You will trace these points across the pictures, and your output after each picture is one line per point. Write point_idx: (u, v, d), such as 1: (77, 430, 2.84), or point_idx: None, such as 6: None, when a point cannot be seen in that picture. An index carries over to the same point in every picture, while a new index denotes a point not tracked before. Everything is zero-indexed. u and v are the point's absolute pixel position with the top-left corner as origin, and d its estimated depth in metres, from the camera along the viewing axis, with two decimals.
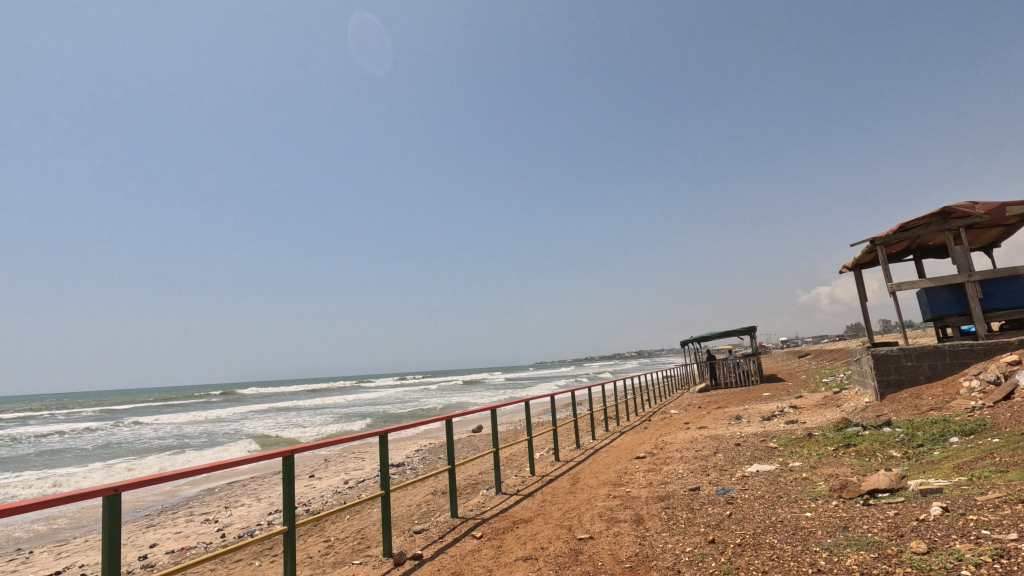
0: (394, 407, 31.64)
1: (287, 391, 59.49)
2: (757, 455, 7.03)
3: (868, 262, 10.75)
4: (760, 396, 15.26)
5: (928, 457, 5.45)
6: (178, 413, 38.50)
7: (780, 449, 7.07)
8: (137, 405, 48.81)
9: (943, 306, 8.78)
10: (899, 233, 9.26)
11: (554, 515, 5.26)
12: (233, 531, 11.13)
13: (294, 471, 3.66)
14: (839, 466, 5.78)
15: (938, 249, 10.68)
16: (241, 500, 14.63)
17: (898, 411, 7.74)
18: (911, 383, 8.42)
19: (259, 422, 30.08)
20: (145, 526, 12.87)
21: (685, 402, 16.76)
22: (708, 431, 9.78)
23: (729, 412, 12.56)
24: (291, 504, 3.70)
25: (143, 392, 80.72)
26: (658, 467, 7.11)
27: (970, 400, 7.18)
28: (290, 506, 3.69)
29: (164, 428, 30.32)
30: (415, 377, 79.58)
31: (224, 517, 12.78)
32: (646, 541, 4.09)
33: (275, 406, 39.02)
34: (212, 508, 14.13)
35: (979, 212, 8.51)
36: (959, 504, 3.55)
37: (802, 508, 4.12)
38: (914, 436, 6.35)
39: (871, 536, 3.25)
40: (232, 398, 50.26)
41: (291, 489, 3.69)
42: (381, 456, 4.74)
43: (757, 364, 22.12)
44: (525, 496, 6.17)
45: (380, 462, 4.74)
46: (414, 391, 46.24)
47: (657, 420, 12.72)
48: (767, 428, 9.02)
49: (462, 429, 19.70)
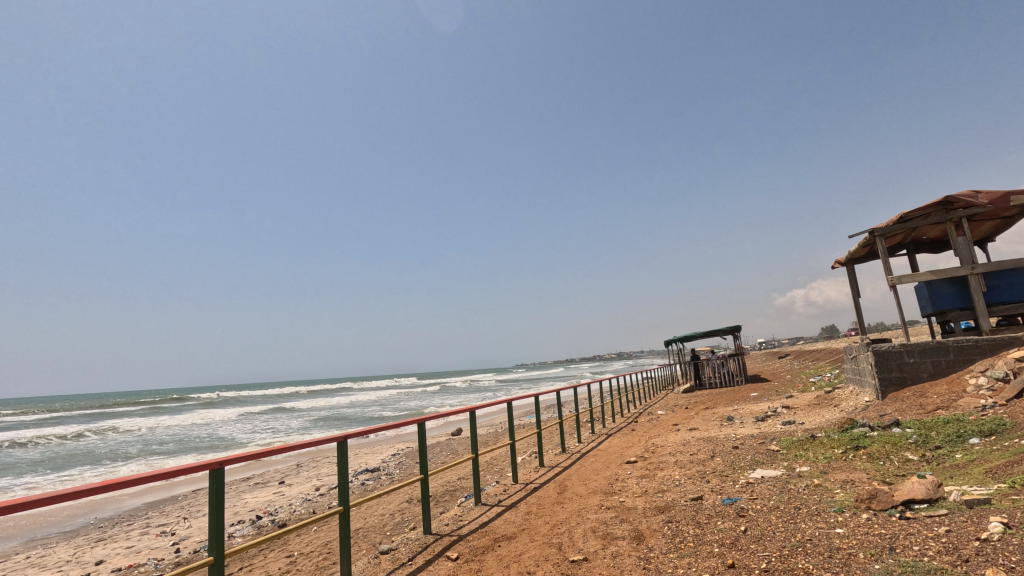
0: (371, 410, 30.76)
1: (263, 393, 57.89)
2: (759, 459, 6.47)
3: (862, 256, 10.39)
4: (748, 396, 14.85)
5: (951, 462, 4.94)
6: (145, 417, 36.97)
7: (783, 453, 6.53)
8: (103, 410, 46.86)
9: (945, 300, 8.38)
10: (899, 224, 8.85)
11: (540, 531, 4.62)
12: (189, 545, 10.26)
13: (223, 489, 2.96)
14: (852, 471, 5.27)
15: (932, 243, 10.36)
16: (203, 510, 13.67)
17: (903, 411, 7.26)
18: (914, 381, 7.97)
19: (230, 426, 28.83)
20: (94, 540, 11.87)
21: (671, 402, 16.29)
22: (700, 433, 9.23)
23: (718, 412, 12.08)
24: (219, 527, 2.99)
25: (111, 397, 77.77)
26: (652, 473, 6.54)
27: (979, 399, 6.75)
28: (219, 530, 2.97)
29: (129, 433, 28.89)
30: (394, 380, 78.30)
31: (182, 530, 11.83)
32: (651, 564, 3.47)
33: (249, 409, 37.65)
34: (170, 519, 13.15)
35: (982, 201, 8.20)
36: (1021, 519, 3.02)
37: (830, 523, 3.57)
38: (927, 438, 5.85)
39: (929, 562, 2.68)
40: (204, 402, 48.52)
41: (220, 511, 2.97)
42: (339, 465, 4.03)
43: (741, 364, 21.88)
44: (508, 508, 5.53)
45: (338, 472, 4.02)
46: (392, 394, 45.28)
47: (644, 422, 12.18)
48: (763, 429, 8.50)
49: (441, 433, 18.97)
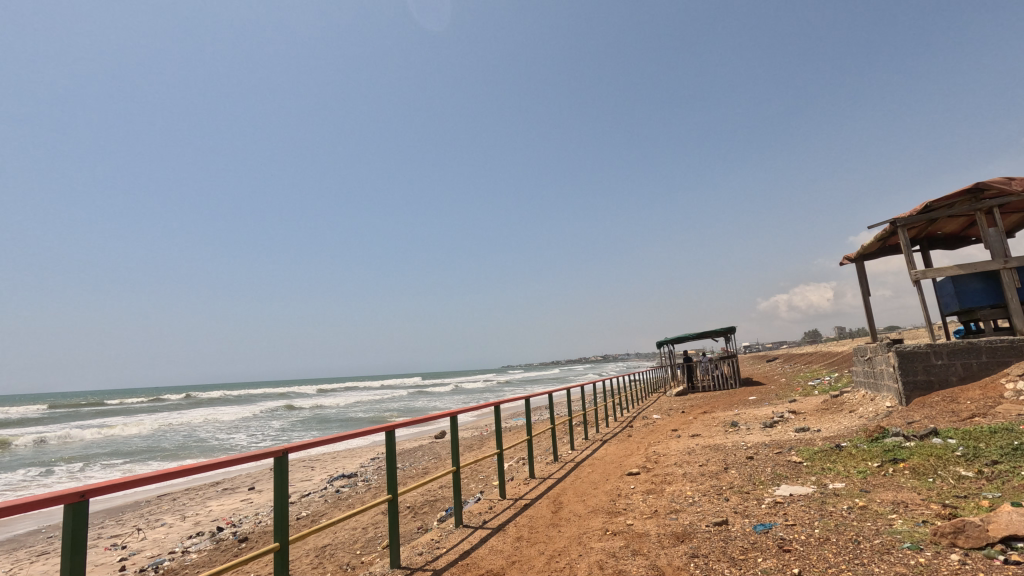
0: (353, 412, 29.67)
1: (246, 393, 56.33)
2: (780, 472, 5.67)
3: (875, 250, 9.72)
4: (746, 400, 14.13)
5: (1018, 481, 4.17)
6: (116, 417, 35.50)
7: (807, 465, 5.74)
8: (74, 408, 45.11)
9: (973, 298, 7.66)
10: (923, 213, 8.16)
11: (534, 566, 3.75)
12: (137, 563, 9.23)
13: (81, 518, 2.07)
14: (900, 490, 4.49)
15: (947, 238, 9.72)
16: (161, 520, 12.57)
17: (933, 419, 6.50)
18: (943, 385, 7.22)
19: (202, 428, 27.50)
20: (35, 554, 10.72)
21: (666, 406, 15.50)
22: (703, 440, 8.44)
23: (718, 417, 11.32)
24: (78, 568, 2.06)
25: (83, 395, 75.32)
26: (659, 488, 5.72)
27: (1022, 405, 6.01)
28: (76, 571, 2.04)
29: (94, 434, 27.41)
30: (379, 381, 76.90)
31: (134, 543, 10.79)
32: None
33: (222, 410, 36.16)
34: (123, 530, 12.04)
35: (1015, 189, 7.56)
36: None
37: (913, 569, 2.76)
38: (976, 451, 5.07)
39: None
40: (183, 401, 47.00)
41: (76, 555, 2.03)
42: (275, 480, 3.12)
43: (734, 367, 21.23)
44: (494, 532, 4.66)
45: (274, 488, 3.11)
46: (376, 394, 44.16)
47: (640, 426, 11.39)
48: (774, 437, 7.72)
49: (424, 435, 18.10)
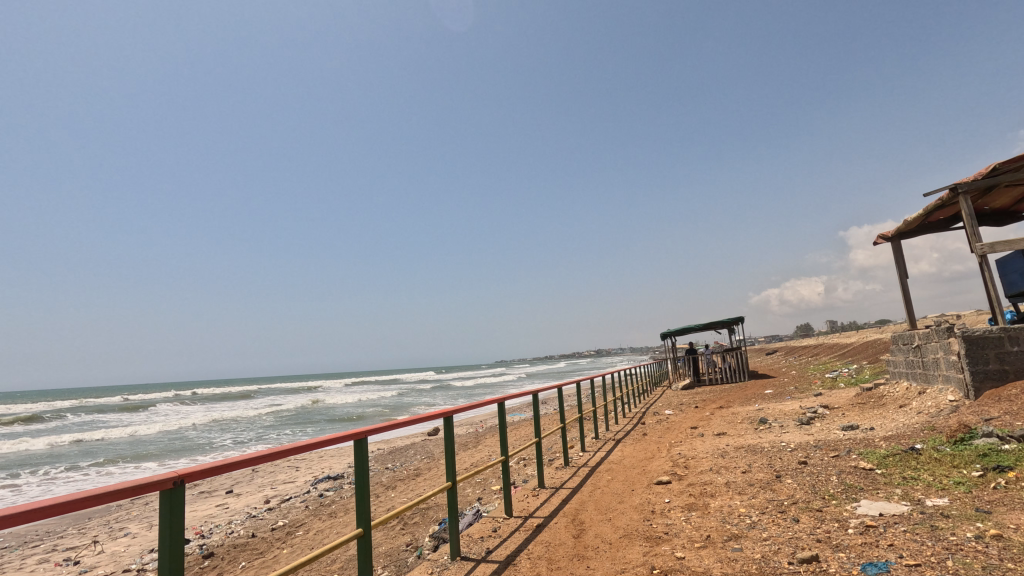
0: (344, 409, 28.49)
1: (240, 390, 55.20)
2: (852, 482, 4.58)
3: (918, 226, 8.72)
4: (764, 393, 13.11)
5: None
6: (98, 415, 34.28)
7: (884, 474, 4.65)
8: (56, 406, 43.71)
9: None
10: (988, 178, 7.11)
11: None
12: None
13: None
14: None
15: (998, 213, 8.69)
16: (126, 529, 11.37)
17: (1018, 416, 5.45)
18: (1020, 375, 6.18)
19: (184, 427, 26.29)
20: None
21: (676, 400, 14.46)
22: (734, 440, 7.36)
23: (739, 413, 10.29)
24: None
25: (67, 391, 73.94)
26: (701, 503, 4.64)
27: None
28: None
29: (71, 434, 26.17)
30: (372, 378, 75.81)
31: (89, 558, 9.60)
32: None
33: (208, 409, 34.90)
34: (82, 542, 10.84)
35: None
36: None
37: None
38: None
39: None
40: (174, 398, 45.65)
41: None
42: (163, 515, 1.95)
43: (742, 359, 20.26)
44: (504, 569, 3.53)
45: (161, 528, 1.94)
46: (369, 391, 42.98)
47: (653, 423, 10.37)
48: (818, 437, 6.64)
49: (417, 433, 17.03)
